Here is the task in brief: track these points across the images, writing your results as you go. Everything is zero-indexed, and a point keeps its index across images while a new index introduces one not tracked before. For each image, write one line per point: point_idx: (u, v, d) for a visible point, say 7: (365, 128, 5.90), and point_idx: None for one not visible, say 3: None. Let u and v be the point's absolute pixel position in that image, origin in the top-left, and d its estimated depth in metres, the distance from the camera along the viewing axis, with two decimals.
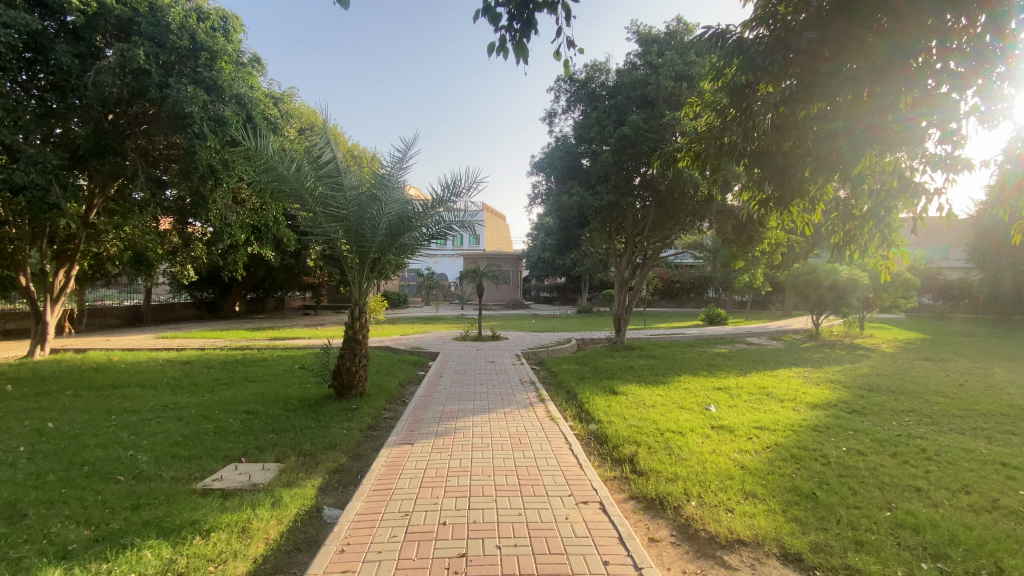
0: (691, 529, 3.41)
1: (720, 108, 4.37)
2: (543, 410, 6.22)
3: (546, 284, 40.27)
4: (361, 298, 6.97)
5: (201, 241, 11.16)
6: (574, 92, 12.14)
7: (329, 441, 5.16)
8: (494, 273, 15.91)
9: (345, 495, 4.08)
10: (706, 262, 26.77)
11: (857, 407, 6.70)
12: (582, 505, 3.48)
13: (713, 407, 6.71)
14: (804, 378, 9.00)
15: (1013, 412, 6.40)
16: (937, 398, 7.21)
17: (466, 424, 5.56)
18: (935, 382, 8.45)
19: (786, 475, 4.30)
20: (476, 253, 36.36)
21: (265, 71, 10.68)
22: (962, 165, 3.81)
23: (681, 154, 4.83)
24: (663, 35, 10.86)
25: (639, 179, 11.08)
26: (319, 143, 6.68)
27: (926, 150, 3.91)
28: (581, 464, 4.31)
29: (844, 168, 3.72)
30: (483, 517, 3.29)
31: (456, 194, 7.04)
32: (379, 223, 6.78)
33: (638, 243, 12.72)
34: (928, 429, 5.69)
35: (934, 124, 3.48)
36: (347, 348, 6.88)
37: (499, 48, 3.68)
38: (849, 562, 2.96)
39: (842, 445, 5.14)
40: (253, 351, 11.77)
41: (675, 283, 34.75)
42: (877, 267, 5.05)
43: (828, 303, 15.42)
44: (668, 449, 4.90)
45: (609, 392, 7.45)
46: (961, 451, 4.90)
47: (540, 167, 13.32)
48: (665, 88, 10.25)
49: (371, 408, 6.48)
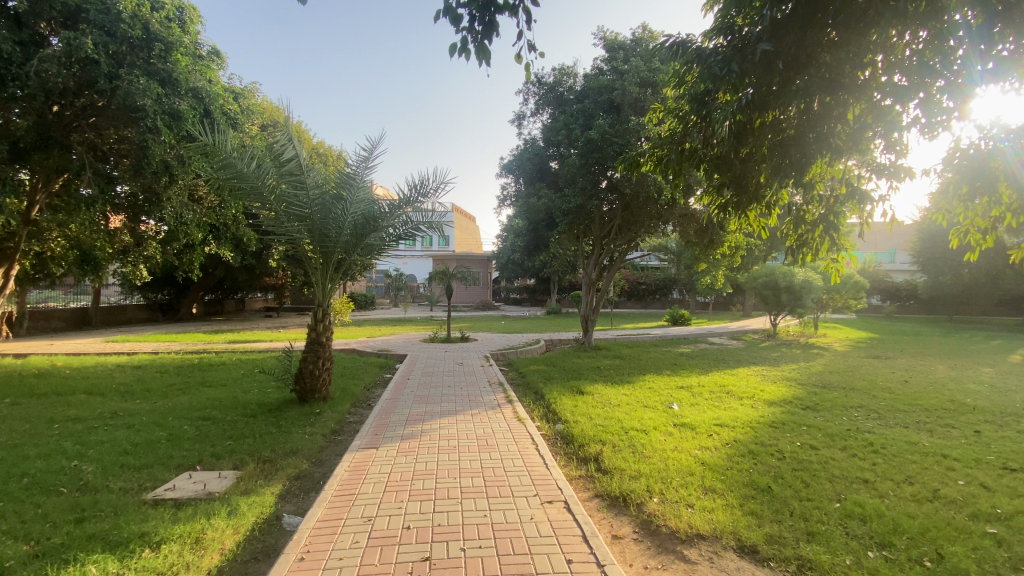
0: (653, 525, 3.48)
1: (680, 115, 4.50)
2: (511, 411, 6.23)
3: (516, 285, 40.44)
4: (325, 299, 6.81)
5: (155, 240, 10.69)
6: (543, 95, 12.27)
7: (290, 446, 5.02)
8: (463, 274, 15.85)
9: (306, 502, 3.98)
10: (671, 264, 27.49)
11: (811, 403, 7.00)
12: (547, 504, 3.50)
13: (676, 405, 6.89)
14: (762, 376, 9.34)
15: (952, 406, 6.82)
16: (884, 394, 7.60)
17: (433, 426, 5.51)
18: (883, 379, 8.91)
19: (743, 470, 4.45)
20: (445, 254, 36.14)
21: (224, 64, 10.33)
22: (902, 174, 4.05)
23: (645, 158, 4.94)
24: (629, 42, 11.09)
25: (606, 182, 11.24)
26: (281, 139, 6.49)
27: (873, 158, 4.11)
28: (547, 464, 4.34)
29: (797, 175, 3.88)
30: (448, 520, 3.27)
31: (423, 194, 6.98)
32: (344, 223, 6.65)
33: (605, 246, 12.92)
34: (876, 423, 5.99)
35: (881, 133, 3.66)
36: (310, 351, 6.72)
37: (461, 50, 3.69)
38: (801, 553, 3.08)
39: (796, 440, 5.35)
40: (211, 355, 11.34)
41: (640, 285, 35.51)
42: (829, 269, 5.28)
43: (785, 304, 16.03)
44: (632, 447, 4.99)
45: (576, 392, 7.53)
46: (905, 444, 5.18)
47: (509, 169, 13.38)
48: (631, 94, 10.47)
49: (335, 412, 6.34)
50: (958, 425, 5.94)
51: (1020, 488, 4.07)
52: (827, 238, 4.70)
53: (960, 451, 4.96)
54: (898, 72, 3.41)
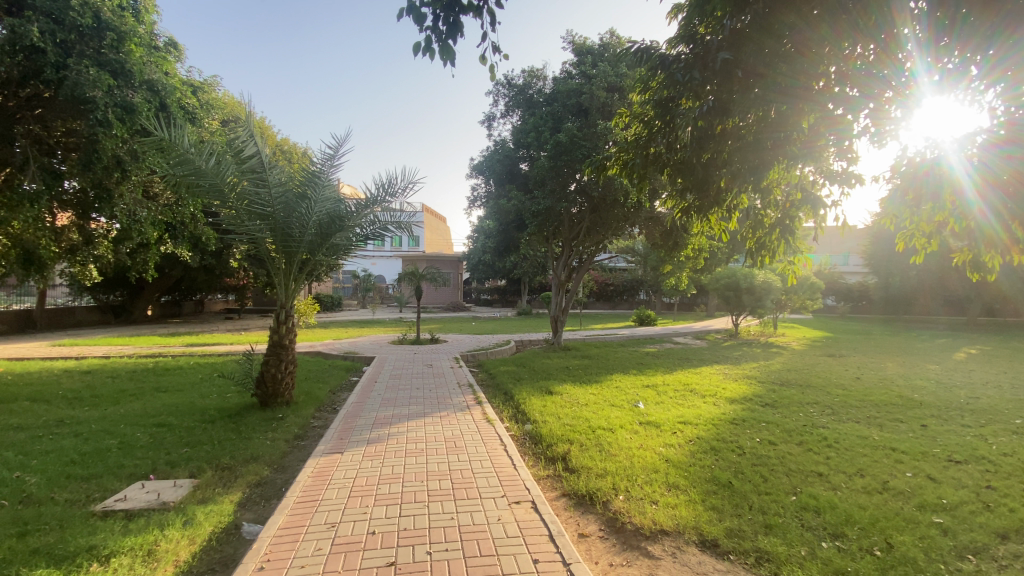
0: (618, 522, 3.53)
1: (645, 120, 4.60)
2: (479, 413, 6.21)
3: (486, 286, 40.41)
4: (288, 300, 6.63)
5: (106, 239, 10.18)
6: (512, 97, 12.31)
7: (251, 453, 4.87)
8: (432, 275, 15.73)
9: (267, 510, 3.86)
10: (638, 266, 28.04)
11: (769, 400, 7.26)
12: (514, 505, 3.51)
13: (642, 404, 7.02)
14: (724, 374, 9.64)
15: (898, 402, 7.19)
16: (838, 391, 7.95)
17: (400, 430, 5.43)
18: (836, 376, 9.32)
19: (706, 467, 4.57)
20: (415, 254, 35.78)
21: (182, 57, 9.94)
22: (852, 181, 4.25)
23: (611, 162, 5.02)
24: (597, 47, 11.25)
25: (575, 185, 11.36)
26: (242, 135, 6.28)
27: (827, 164, 4.30)
28: (515, 464, 4.35)
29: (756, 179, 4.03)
30: (414, 524, 3.24)
31: (391, 194, 6.89)
32: (308, 223, 6.49)
33: (574, 247, 13.06)
34: (829, 419, 6.26)
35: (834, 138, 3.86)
36: (272, 354, 6.54)
37: (426, 49, 3.70)
38: (759, 545, 3.19)
39: (756, 436, 5.54)
40: (167, 359, 10.89)
41: (609, 286, 36.08)
42: (785, 271, 5.49)
43: (747, 305, 16.57)
44: (599, 446, 5.06)
45: (545, 393, 7.58)
46: (856, 438, 5.43)
47: (479, 170, 13.37)
48: (598, 99, 10.63)
49: (298, 417, 6.18)
50: (905, 419, 6.26)
51: (960, 478, 4.32)
52: (782, 241, 4.89)
53: (907, 444, 5.23)
54: (850, 82, 3.57)
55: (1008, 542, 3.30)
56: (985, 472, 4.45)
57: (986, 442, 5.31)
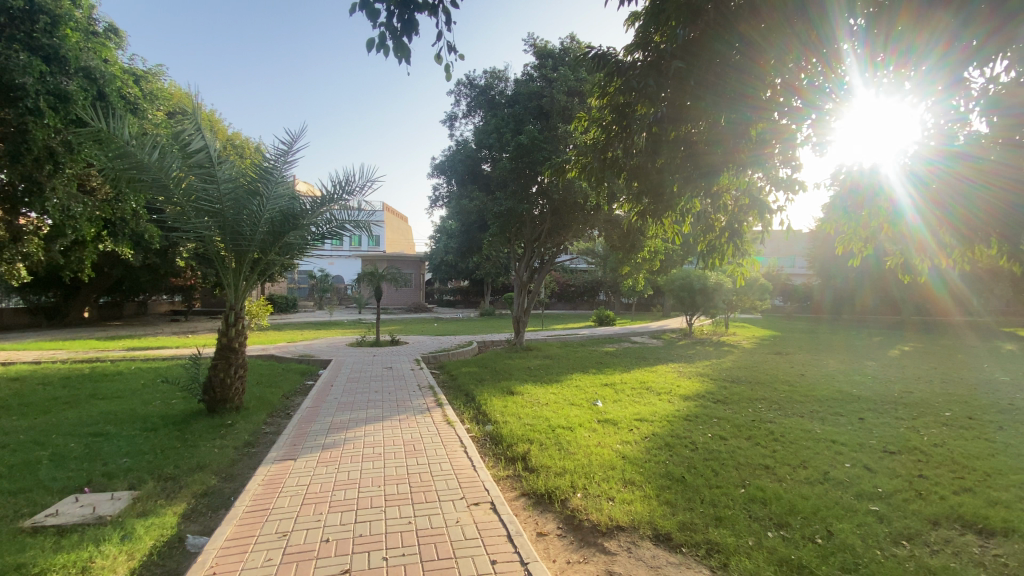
0: (576, 520, 3.58)
1: (604, 124, 4.70)
2: (440, 415, 6.15)
3: (448, 287, 40.15)
4: (238, 302, 6.37)
5: (36, 236, 9.49)
6: (474, 97, 12.29)
7: (198, 461, 4.65)
8: (392, 275, 15.49)
9: (214, 521, 3.69)
10: (599, 268, 28.56)
11: (721, 397, 7.55)
12: (473, 507, 3.50)
13: (600, 402, 7.15)
14: (680, 372, 9.95)
15: (838, 396, 7.63)
16: (784, 387, 8.36)
17: (357, 434, 5.31)
18: (782, 373, 9.79)
19: (660, 462, 4.71)
20: (375, 254, 35.13)
21: (124, 44, 9.39)
22: (796, 187, 4.48)
23: (570, 164, 5.09)
24: (558, 50, 11.39)
25: (536, 187, 11.45)
26: (188, 128, 5.97)
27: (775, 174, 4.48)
28: (475, 466, 4.33)
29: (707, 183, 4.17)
30: (369, 530, 3.17)
31: (348, 192, 6.73)
32: (260, 221, 6.25)
33: (535, 248, 13.16)
34: (776, 414, 6.57)
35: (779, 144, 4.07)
36: (221, 358, 6.28)
37: (379, 46, 3.58)
38: (709, 537, 3.30)
39: (708, 431, 5.74)
40: (106, 364, 10.24)
41: (570, 287, 36.57)
42: (734, 272, 5.71)
43: (701, 305, 17.18)
44: (558, 444, 5.11)
45: (506, 393, 7.59)
46: (800, 432, 5.72)
47: (441, 169, 13.27)
48: (558, 102, 10.77)
49: (249, 423, 5.94)
50: (845, 413, 6.64)
51: (892, 467, 4.62)
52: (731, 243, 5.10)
53: (846, 437, 5.55)
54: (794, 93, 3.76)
55: (935, 526, 3.55)
56: (915, 461, 4.78)
57: (916, 432, 5.70)
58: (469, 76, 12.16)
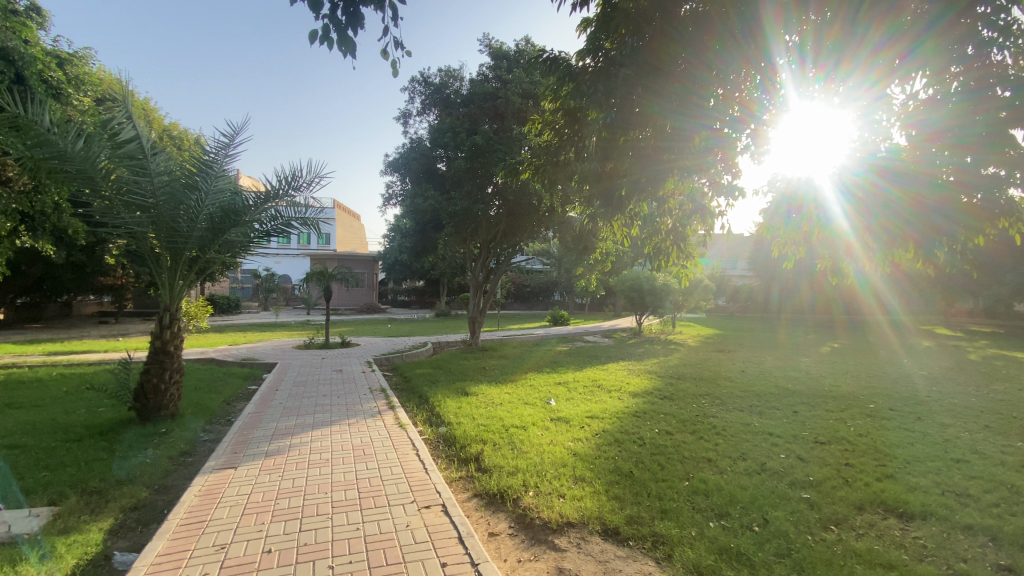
0: (527, 518, 3.61)
1: (556, 128, 4.78)
2: (391, 418, 6.05)
3: (403, 287, 39.53)
4: (173, 303, 6.01)
5: None
6: (429, 96, 12.15)
7: (127, 473, 4.35)
8: (344, 275, 15.07)
9: (146, 536, 3.47)
10: (554, 269, 28.93)
11: (668, 393, 7.83)
12: (424, 510, 3.46)
13: (553, 401, 7.25)
14: (630, 370, 10.25)
15: (775, 391, 8.09)
16: (726, 383, 8.78)
17: (303, 440, 5.13)
18: (725, 369, 10.28)
19: (610, 458, 4.83)
20: (325, 253, 34.09)
21: (45, 23, 8.68)
22: (736, 193, 4.71)
23: (524, 166, 5.13)
24: (513, 52, 11.45)
25: (491, 188, 11.47)
26: (118, 117, 5.57)
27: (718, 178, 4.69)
28: (426, 469, 4.29)
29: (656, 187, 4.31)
30: (315, 538, 3.08)
31: (295, 188, 6.48)
32: (198, 217, 5.91)
33: (491, 249, 13.17)
34: (718, 409, 6.88)
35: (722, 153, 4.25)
36: (154, 362, 5.90)
37: (322, 38, 3.50)
38: (655, 529, 3.42)
39: (656, 427, 5.95)
40: (23, 370, 9.41)
41: (526, 287, 36.85)
42: (679, 274, 5.94)
43: (650, 305, 17.78)
44: (511, 444, 5.14)
45: (460, 394, 7.57)
46: (741, 425, 6.02)
47: (394, 167, 13.04)
48: (513, 104, 10.83)
49: (186, 431, 5.62)
50: (782, 406, 7.05)
51: (823, 457, 4.94)
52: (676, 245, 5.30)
53: (782, 429, 5.89)
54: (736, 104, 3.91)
55: (861, 511, 3.81)
56: (843, 451, 5.13)
57: (844, 424, 6.12)
58: (423, 74, 12.01)
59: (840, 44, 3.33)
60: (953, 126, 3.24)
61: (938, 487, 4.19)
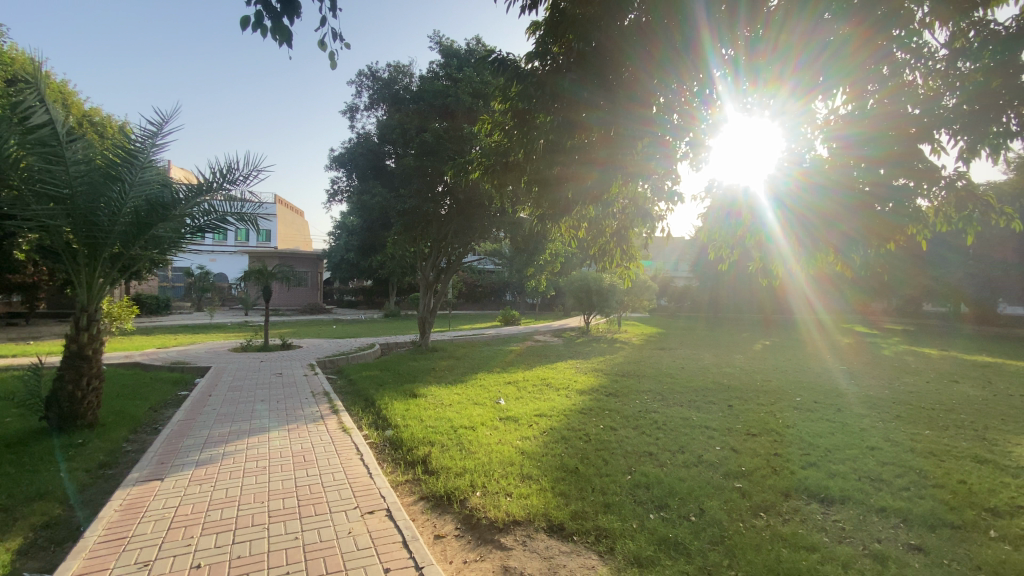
0: (474, 519, 3.61)
1: (505, 128, 4.81)
2: (335, 422, 5.86)
3: (350, 287, 38.44)
4: (92, 303, 5.56)
5: None
6: (377, 90, 11.87)
7: (36, 489, 3.97)
8: (286, 274, 14.46)
9: (57, 556, 3.18)
10: (505, 268, 29.10)
11: (614, 390, 8.06)
12: (368, 515, 3.38)
13: (502, 400, 7.28)
14: (577, 369, 10.47)
15: (712, 386, 8.52)
16: (668, 379, 9.15)
17: (239, 447, 4.88)
18: (667, 366, 10.72)
19: (556, 455, 4.91)
20: (266, 251, 32.55)
21: None
22: (676, 197, 4.91)
23: (472, 165, 5.12)
24: (463, 51, 11.40)
25: (441, 187, 11.37)
26: (27, 98, 5.07)
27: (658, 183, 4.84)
28: (371, 473, 4.19)
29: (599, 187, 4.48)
30: (249, 550, 2.93)
31: (231, 182, 6.15)
32: (121, 210, 5.49)
33: (441, 248, 13.05)
34: (660, 404, 7.16)
35: (663, 159, 4.44)
36: (68, 368, 5.42)
37: (255, 24, 3.33)
38: (599, 523, 3.51)
39: (601, 423, 6.11)
40: None
41: (476, 287, 36.82)
42: (623, 275, 6.12)
43: (597, 305, 18.23)
44: (459, 445, 5.12)
45: (408, 396, 7.45)
46: (681, 420, 6.28)
47: (340, 163, 12.65)
48: (464, 103, 10.79)
49: (106, 441, 5.20)
50: (718, 401, 7.43)
51: (754, 448, 5.25)
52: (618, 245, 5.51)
53: (718, 423, 6.20)
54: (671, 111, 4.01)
55: (788, 498, 4.08)
56: (772, 442, 5.46)
57: (774, 416, 6.53)
58: (371, 68, 11.72)
59: (770, 65, 3.56)
60: (866, 141, 3.53)
61: (854, 473, 4.54)
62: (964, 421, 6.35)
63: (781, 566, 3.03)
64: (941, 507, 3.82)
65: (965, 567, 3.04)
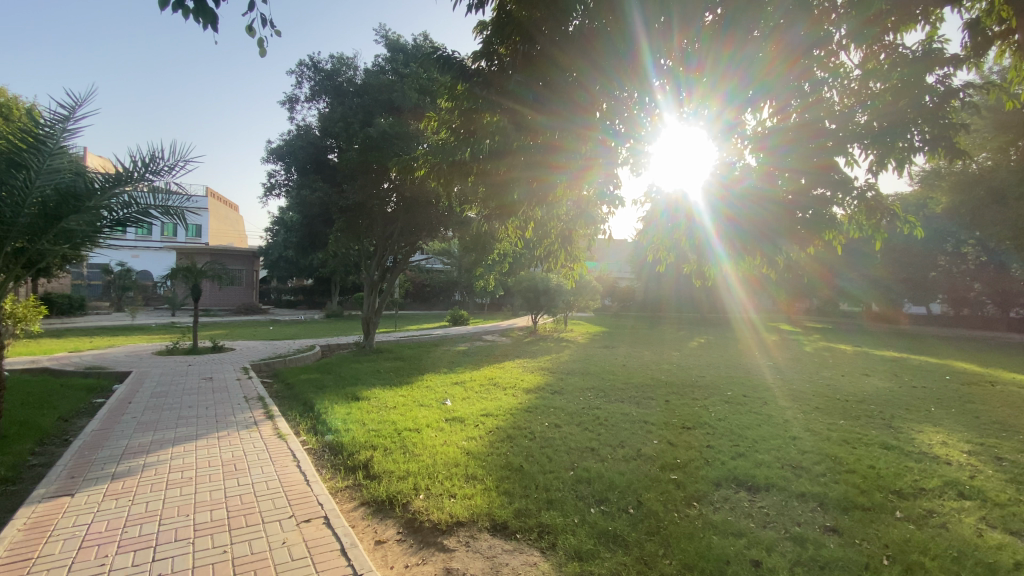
0: (416, 522, 3.56)
1: (451, 127, 4.78)
2: (270, 428, 5.59)
3: (289, 286, 36.81)
4: None
5: None
6: (318, 82, 11.44)
7: None
8: (218, 272, 13.63)
9: None
10: (453, 268, 28.88)
11: (559, 388, 8.20)
12: (303, 524, 3.25)
13: (448, 401, 7.23)
14: (524, 367, 10.56)
15: (652, 382, 8.86)
16: (612, 376, 9.42)
17: (162, 458, 4.55)
18: (611, 364, 11.03)
19: (501, 454, 4.93)
20: (196, 247, 30.55)
21: None
22: (618, 201, 5.06)
23: (417, 163, 5.05)
24: (410, 46, 11.21)
25: (386, 184, 11.13)
26: None
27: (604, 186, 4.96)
28: (308, 480, 4.03)
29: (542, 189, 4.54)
30: (170, 568, 2.74)
31: (156, 172, 5.73)
32: (24, 200, 4.98)
33: (386, 246, 12.76)
34: (603, 401, 7.36)
35: (605, 164, 4.57)
36: None
37: (177, 5, 3.11)
38: (541, 520, 3.56)
39: (545, 421, 6.19)
40: None
41: (423, 286, 36.30)
42: (567, 275, 6.24)
43: (543, 305, 18.49)
44: (403, 448, 5.02)
45: (350, 399, 7.22)
46: (621, 416, 6.49)
47: (279, 156, 12.10)
48: (410, 99, 10.62)
49: (4, 456, 4.69)
50: (656, 396, 7.74)
51: (689, 440, 5.50)
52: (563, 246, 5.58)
53: (656, 417, 6.45)
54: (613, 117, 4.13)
55: (719, 487, 4.31)
56: (705, 434, 5.75)
57: (707, 410, 6.88)
58: (313, 58, 11.28)
59: (703, 78, 3.75)
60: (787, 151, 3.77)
61: (778, 461, 4.87)
62: (871, 411, 6.97)
63: (711, 552, 3.20)
64: (852, 490, 4.16)
65: (872, 544, 3.33)
